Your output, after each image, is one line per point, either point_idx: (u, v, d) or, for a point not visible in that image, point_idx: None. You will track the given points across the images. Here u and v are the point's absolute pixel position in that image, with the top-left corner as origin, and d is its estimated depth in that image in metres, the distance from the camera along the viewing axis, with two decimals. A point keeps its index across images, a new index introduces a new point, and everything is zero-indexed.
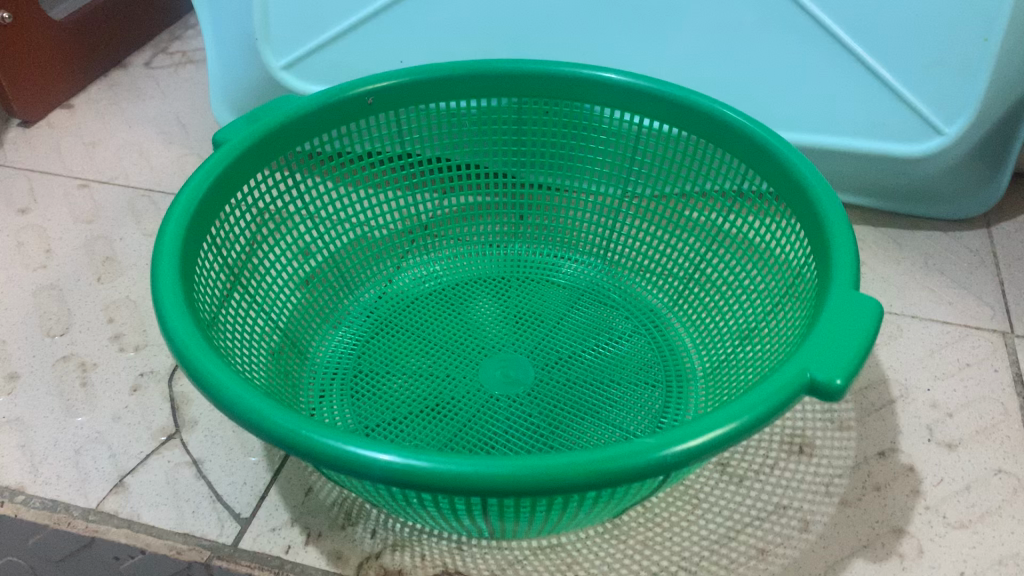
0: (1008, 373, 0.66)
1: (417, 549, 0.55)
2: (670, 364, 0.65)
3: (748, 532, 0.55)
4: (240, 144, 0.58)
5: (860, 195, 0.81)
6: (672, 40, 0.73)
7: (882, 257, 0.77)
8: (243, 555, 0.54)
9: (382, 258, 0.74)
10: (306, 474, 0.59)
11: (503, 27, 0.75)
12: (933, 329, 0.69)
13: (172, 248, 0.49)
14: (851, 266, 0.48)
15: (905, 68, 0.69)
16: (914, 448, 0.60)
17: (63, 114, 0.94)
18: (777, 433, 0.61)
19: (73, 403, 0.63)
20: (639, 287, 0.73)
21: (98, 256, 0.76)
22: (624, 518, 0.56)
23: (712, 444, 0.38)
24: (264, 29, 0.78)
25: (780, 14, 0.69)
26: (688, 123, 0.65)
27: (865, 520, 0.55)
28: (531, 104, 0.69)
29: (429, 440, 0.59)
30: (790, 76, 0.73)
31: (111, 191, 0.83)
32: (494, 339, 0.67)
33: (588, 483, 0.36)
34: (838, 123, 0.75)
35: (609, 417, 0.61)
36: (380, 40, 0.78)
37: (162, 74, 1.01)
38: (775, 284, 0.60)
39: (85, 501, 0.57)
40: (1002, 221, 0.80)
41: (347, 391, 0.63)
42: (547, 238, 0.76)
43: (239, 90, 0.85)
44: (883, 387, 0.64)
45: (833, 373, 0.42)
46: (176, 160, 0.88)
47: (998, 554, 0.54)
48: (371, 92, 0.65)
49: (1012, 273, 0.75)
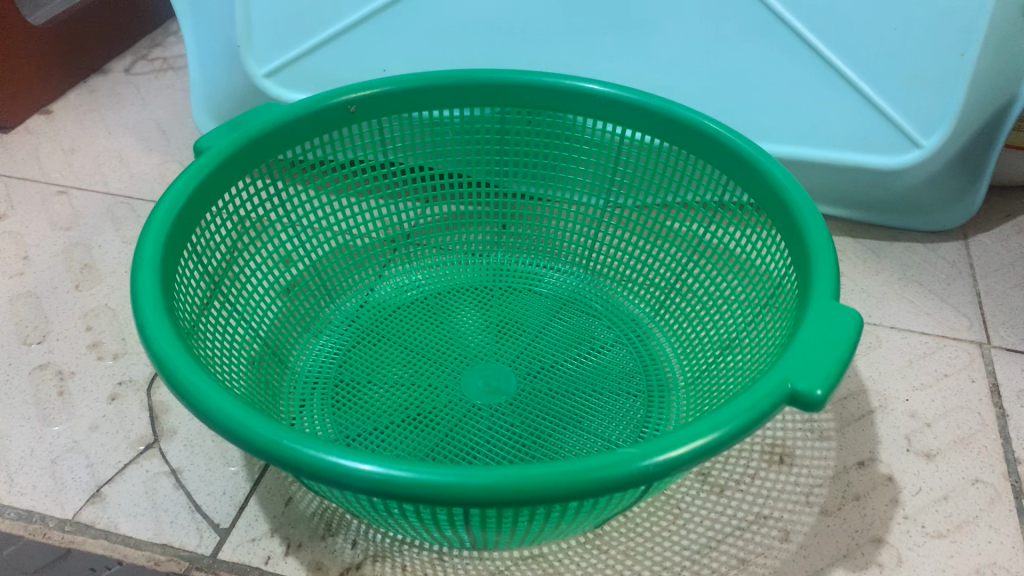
0: (985, 384, 0.66)
1: (398, 559, 0.54)
2: (651, 374, 0.65)
3: (728, 542, 0.55)
4: (221, 152, 0.58)
5: (840, 207, 0.82)
6: (654, 50, 0.73)
7: (861, 268, 0.78)
8: (222, 565, 0.54)
9: (364, 266, 0.74)
10: (286, 484, 0.58)
11: (486, 36, 0.75)
12: (912, 340, 0.70)
13: (151, 256, 0.49)
14: (832, 277, 0.48)
15: (884, 81, 0.70)
16: (893, 458, 0.60)
17: (41, 119, 0.94)
18: (758, 444, 0.61)
19: (50, 412, 0.63)
20: (621, 297, 0.73)
21: (76, 263, 0.75)
22: (607, 527, 0.56)
23: (695, 454, 0.38)
24: (246, 36, 0.78)
25: (762, 24, 0.69)
26: (672, 134, 0.65)
27: (845, 530, 0.56)
28: (515, 113, 0.69)
29: (410, 449, 0.58)
30: (770, 88, 0.73)
31: (90, 198, 0.83)
32: (476, 348, 0.67)
33: (569, 493, 0.36)
34: (819, 134, 0.75)
35: (591, 427, 0.61)
36: (363, 47, 0.78)
37: (142, 80, 1.00)
38: (755, 293, 0.60)
39: (61, 512, 0.57)
40: (978, 233, 0.81)
41: (328, 400, 0.63)
42: (529, 248, 0.77)
43: (221, 99, 0.84)
44: (862, 398, 0.65)
45: (814, 384, 0.42)
46: (156, 168, 0.87)
47: (976, 563, 0.54)
48: (354, 100, 0.64)
49: (989, 284, 0.76)
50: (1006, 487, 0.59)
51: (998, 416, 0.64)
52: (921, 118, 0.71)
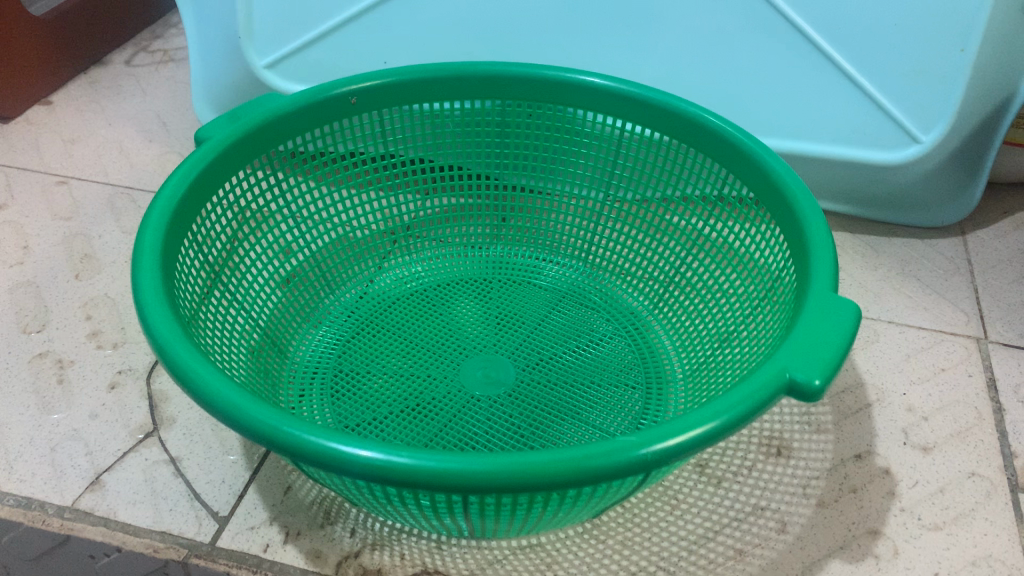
0: (982, 378, 0.67)
1: (396, 548, 0.54)
2: (650, 366, 0.66)
3: (726, 533, 0.55)
4: (221, 142, 0.58)
5: (839, 203, 0.82)
6: (652, 44, 0.73)
7: (860, 263, 0.78)
8: (220, 553, 0.54)
9: (364, 257, 0.74)
10: (285, 473, 0.58)
11: (490, 30, 0.75)
12: (909, 335, 0.70)
13: (152, 245, 0.49)
14: (830, 271, 0.48)
15: (884, 77, 0.70)
16: (890, 451, 0.61)
17: (42, 110, 0.94)
18: (755, 436, 0.62)
19: (49, 400, 0.63)
20: (621, 290, 0.73)
21: (77, 253, 0.75)
22: (604, 518, 0.56)
23: (693, 443, 0.38)
24: (247, 27, 0.78)
25: (762, 19, 0.70)
26: (672, 128, 0.65)
27: (842, 521, 0.56)
28: (514, 106, 0.69)
29: (408, 439, 0.59)
30: (771, 83, 0.74)
31: (91, 187, 0.83)
32: (475, 340, 0.67)
33: (566, 479, 0.36)
34: (819, 130, 0.76)
35: (590, 419, 0.61)
36: (364, 40, 0.78)
37: (143, 71, 1.00)
38: (754, 287, 0.60)
39: (60, 499, 0.57)
40: (976, 229, 0.82)
41: (327, 390, 0.63)
42: (529, 240, 0.77)
43: (221, 89, 0.84)
44: (860, 392, 0.65)
45: (811, 374, 0.42)
46: (156, 159, 0.87)
47: (972, 556, 0.55)
48: (355, 92, 0.65)
49: (986, 280, 0.76)
50: (1002, 480, 0.59)
51: (995, 411, 0.64)
52: (921, 114, 0.71)
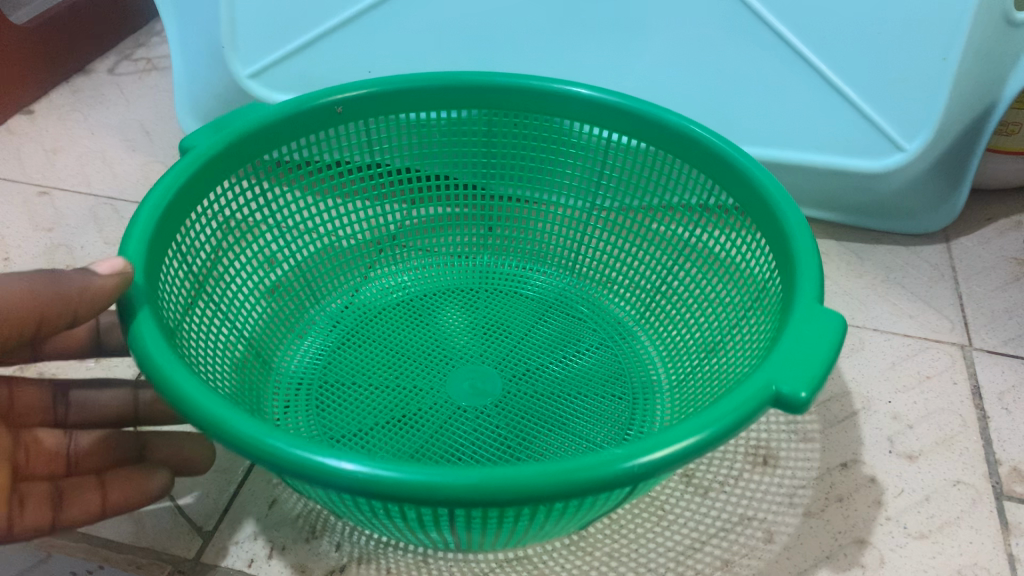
0: (967, 386, 0.67)
1: (382, 562, 0.54)
2: (637, 377, 0.66)
3: (712, 543, 0.55)
4: (207, 151, 0.57)
5: (824, 210, 0.82)
6: (637, 54, 0.74)
7: (844, 271, 0.79)
8: (204, 569, 0.53)
9: (350, 268, 0.74)
10: (269, 487, 0.58)
11: (476, 40, 0.76)
12: (894, 342, 0.71)
13: (136, 255, 0.48)
14: (816, 281, 0.49)
15: (865, 86, 0.70)
16: (876, 460, 0.61)
17: (23, 120, 0.93)
18: (742, 446, 0.62)
19: None
20: (607, 300, 0.73)
21: (58, 264, 0.75)
22: (590, 529, 0.56)
23: (681, 456, 0.38)
24: (230, 36, 0.77)
25: (745, 29, 0.70)
26: (658, 139, 0.65)
27: (828, 530, 0.56)
28: (502, 117, 0.69)
29: (395, 450, 0.58)
30: (755, 92, 0.74)
31: (73, 198, 0.82)
32: (461, 351, 0.67)
33: (554, 493, 0.36)
34: (802, 140, 0.76)
35: (576, 429, 0.61)
36: (348, 48, 0.78)
37: (125, 80, 1.00)
38: (740, 296, 0.60)
39: None
40: (959, 236, 0.82)
41: (312, 402, 0.63)
42: (515, 250, 0.77)
43: (205, 98, 0.84)
44: (846, 400, 0.65)
45: (799, 387, 0.42)
46: (140, 168, 0.87)
47: (957, 564, 0.55)
48: (341, 101, 0.64)
49: (970, 287, 0.76)
50: (987, 488, 0.59)
51: (979, 418, 0.64)
52: (902, 123, 0.71)
